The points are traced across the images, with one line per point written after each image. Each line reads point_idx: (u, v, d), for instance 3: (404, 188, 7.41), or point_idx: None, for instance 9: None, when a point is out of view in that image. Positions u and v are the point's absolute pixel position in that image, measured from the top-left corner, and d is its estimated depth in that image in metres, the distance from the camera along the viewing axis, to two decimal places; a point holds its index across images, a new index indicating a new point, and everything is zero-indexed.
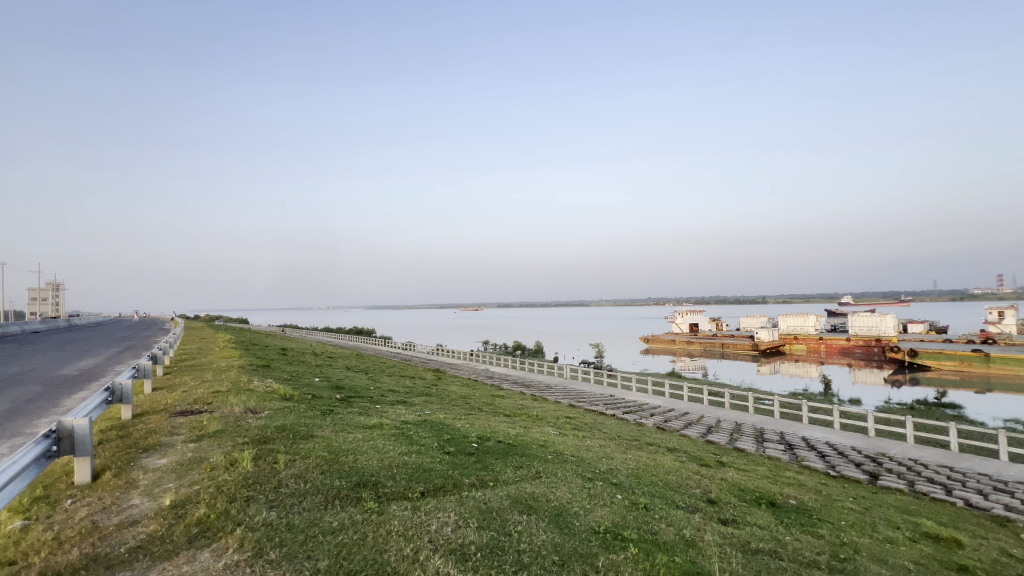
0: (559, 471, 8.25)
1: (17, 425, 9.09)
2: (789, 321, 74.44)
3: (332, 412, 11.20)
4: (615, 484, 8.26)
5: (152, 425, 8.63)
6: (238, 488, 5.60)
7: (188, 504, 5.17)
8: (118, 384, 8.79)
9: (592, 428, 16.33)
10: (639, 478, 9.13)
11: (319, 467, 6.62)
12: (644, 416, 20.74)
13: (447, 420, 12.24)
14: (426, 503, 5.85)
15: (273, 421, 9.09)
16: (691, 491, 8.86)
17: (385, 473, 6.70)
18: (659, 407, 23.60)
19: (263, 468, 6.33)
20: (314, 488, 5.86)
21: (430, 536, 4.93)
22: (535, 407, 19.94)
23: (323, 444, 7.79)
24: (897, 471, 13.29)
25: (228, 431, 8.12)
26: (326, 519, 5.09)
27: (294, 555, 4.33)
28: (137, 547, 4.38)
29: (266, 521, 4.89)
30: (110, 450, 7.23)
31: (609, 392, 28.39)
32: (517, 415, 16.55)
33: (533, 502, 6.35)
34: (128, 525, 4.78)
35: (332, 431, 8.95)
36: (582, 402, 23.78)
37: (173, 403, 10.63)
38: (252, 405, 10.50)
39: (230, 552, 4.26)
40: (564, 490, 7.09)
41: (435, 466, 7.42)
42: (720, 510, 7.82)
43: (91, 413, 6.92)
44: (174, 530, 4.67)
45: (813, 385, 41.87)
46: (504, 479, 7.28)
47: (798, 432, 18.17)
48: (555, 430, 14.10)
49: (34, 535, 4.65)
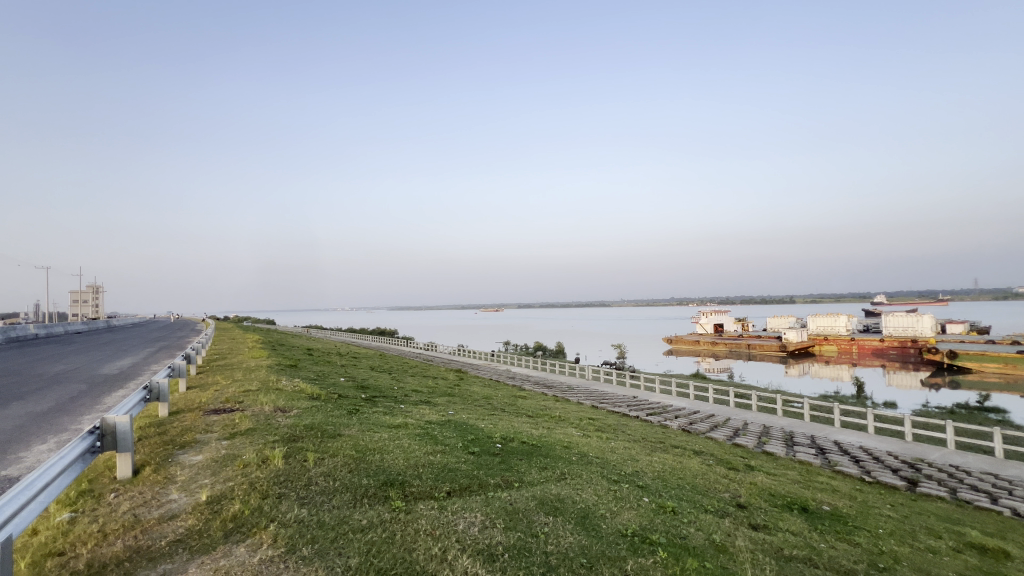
0: (584, 473, 8.20)
1: (63, 421, 9.55)
2: (819, 322, 72.31)
3: (358, 412, 11.37)
4: (642, 487, 8.14)
5: (188, 423, 8.93)
6: (270, 485, 5.73)
7: (223, 500, 5.32)
8: (156, 383, 9.12)
9: (616, 429, 16.19)
10: (665, 480, 9.01)
11: (347, 465, 6.73)
12: (668, 418, 20.44)
13: (471, 421, 12.27)
14: (452, 502, 5.89)
15: (301, 420, 9.25)
16: (719, 495, 8.69)
17: (412, 472, 6.77)
18: (684, 409, 23.23)
19: (294, 465, 6.48)
20: (343, 487, 5.96)
21: (458, 536, 4.95)
22: (558, 409, 19.84)
23: (351, 442, 7.93)
24: (937, 478, 12.74)
25: (259, 430, 8.32)
26: (355, 517, 5.16)
27: (325, 552, 4.41)
28: (176, 541, 4.53)
29: (298, 518, 4.99)
30: (149, 446, 7.52)
31: (632, 393, 28.16)
32: (540, 416, 16.48)
33: (559, 504, 6.32)
34: (168, 519, 4.95)
35: (358, 430, 9.08)
36: (605, 404, 23.59)
37: (207, 402, 10.96)
38: (282, 404, 10.74)
39: (265, 548, 4.37)
40: (589, 492, 7.04)
41: (460, 466, 7.46)
42: (750, 515, 7.64)
43: (132, 411, 7.20)
44: (211, 525, 4.80)
45: (845, 387, 40.63)
46: (530, 480, 7.26)
47: (830, 435, 17.58)
48: (579, 432, 13.99)
49: (81, 527, 4.85)
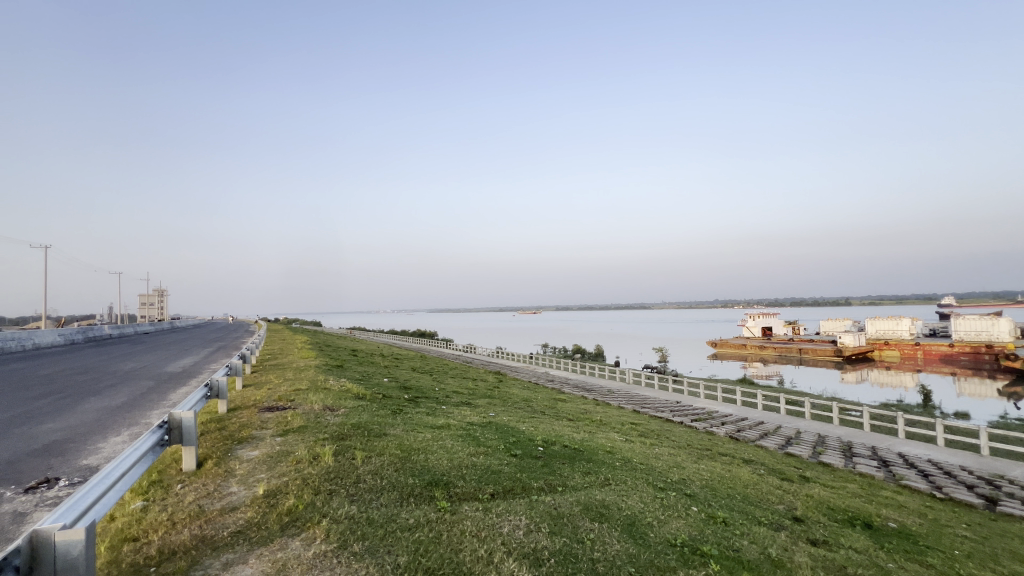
0: (629, 479, 8.02)
1: (134, 415, 10.29)
2: (878, 325, 67.88)
3: (402, 412, 11.66)
4: (689, 495, 7.88)
5: (245, 419, 9.41)
6: (322, 481, 5.94)
7: (279, 494, 5.55)
8: (216, 381, 9.65)
9: (660, 435, 15.75)
10: (714, 490, 8.67)
11: (393, 464, 6.88)
12: (714, 425, 19.71)
13: (512, 422, 12.30)
14: (496, 505, 5.89)
15: (349, 419, 9.55)
16: (773, 507, 8.28)
17: (456, 473, 6.83)
18: (730, 415, 22.31)
19: (343, 463, 6.68)
20: (390, 485, 6.09)
21: (503, 539, 4.94)
22: (599, 412, 19.56)
23: (395, 442, 8.10)
24: (1020, 497, 11.65)
25: (310, 427, 8.65)
26: (403, 515, 5.25)
27: (375, 549, 4.50)
28: (238, 532, 4.76)
29: (348, 514, 5.14)
30: (211, 440, 7.97)
31: (675, 398, 27.39)
32: (580, 420, 16.30)
33: (605, 510, 6.20)
34: (229, 511, 5.22)
35: (403, 429, 9.29)
36: (647, 408, 23.04)
37: (262, 399, 11.54)
38: (330, 403, 11.13)
39: (318, 543, 4.51)
40: (635, 499, 6.88)
41: (503, 468, 7.46)
42: (809, 530, 7.24)
43: (195, 407, 7.65)
44: (268, 518, 5.02)
45: (910, 396, 37.98)
46: (573, 485, 7.18)
47: (893, 447, 16.42)
48: (621, 436, 13.73)
49: (153, 515, 5.19)
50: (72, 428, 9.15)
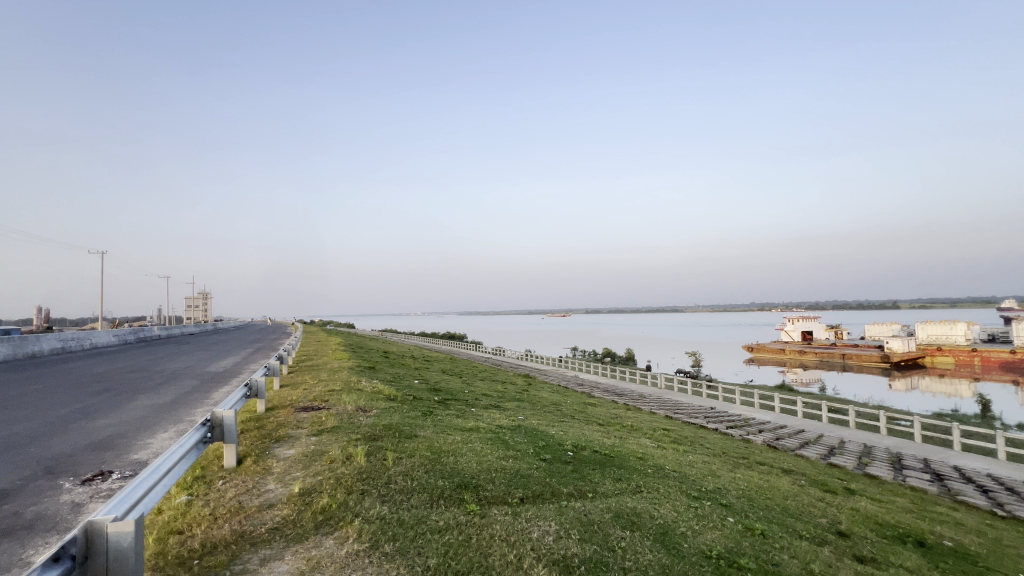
0: (661, 487, 7.82)
1: (180, 413, 10.79)
2: (929, 330, 64.12)
3: (432, 414, 11.78)
4: (725, 505, 7.62)
5: (282, 419, 9.72)
6: (354, 481, 6.05)
7: (313, 493, 5.69)
8: (255, 381, 10.00)
9: (693, 442, 15.32)
10: (751, 500, 8.35)
11: (423, 466, 6.94)
12: (751, 432, 19.02)
13: (541, 426, 12.24)
14: (526, 509, 5.85)
15: (381, 420, 9.73)
16: (816, 520, 7.91)
17: (485, 476, 6.83)
18: (769, 423, 21.46)
19: (375, 463, 6.79)
20: (420, 487, 6.15)
21: (533, 544, 4.90)
22: (629, 417, 19.21)
23: (425, 444, 8.18)
24: None
25: (344, 428, 8.85)
26: (433, 517, 5.29)
27: (406, 550, 4.54)
28: (274, 528, 4.91)
29: (380, 515, 5.21)
30: (250, 439, 8.27)
31: (709, 404, 26.63)
32: (610, 424, 16.06)
33: (636, 518, 6.06)
34: (266, 508, 5.38)
35: (433, 431, 9.38)
36: (680, 414, 22.48)
37: (298, 399, 11.90)
38: (363, 403, 11.38)
39: (350, 542, 4.60)
40: (668, 508, 6.70)
41: (532, 473, 7.42)
42: (855, 546, 6.88)
43: (235, 406, 7.94)
44: (303, 515, 5.15)
45: (965, 405, 35.74)
46: (604, 491, 7.06)
47: (947, 460, 15.42)
48: (653, 443, 13.45)
49: (196, 510, 5.41)
50: (125, 423, 9.70)
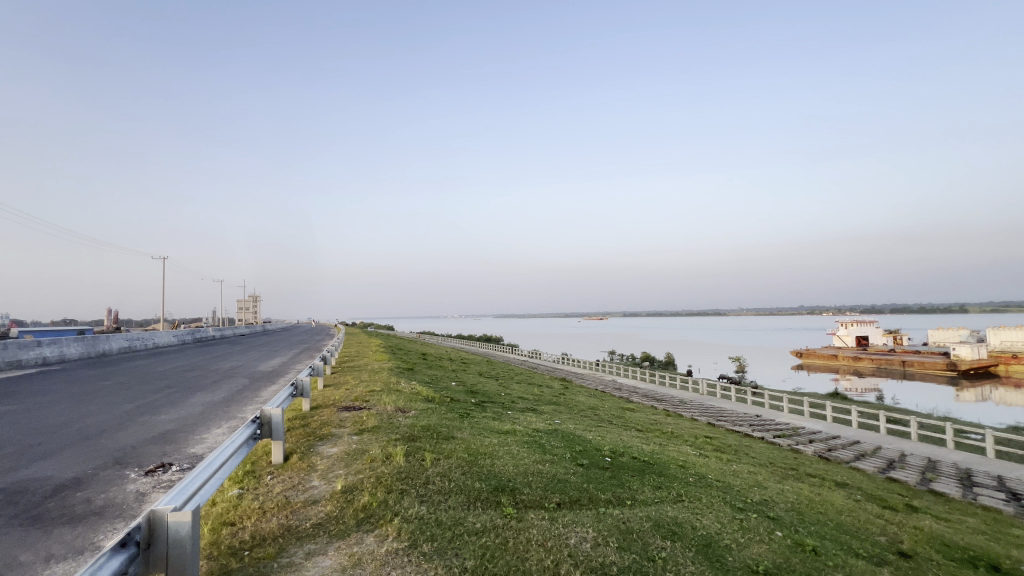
0: (704, 497, 7.55)
1: (232, 410, 11.34)
2: (1003, 337, 59.06)
3: (469, 415, 11.89)
4: (772, 518, 7.27)
5: (325, 417, 10.06)
6: (394, 480, 6.17)
7: (355, 490, 5.85)
8: (301, 381, 10.38)
9: (738, 451, 14.74)
10: (801, 514, 7.93)
11: (460, 467, 7.00)
12: (801, 442, 18.07)
13: (578, 431, 12.13)
14: (563, 514, 5.79)
15: (419, 421, 9.92)
16: (873, 538, 7.42)
17: (522, 480, 6.82)
18: (820, 433, 20.32)
19: (413, 464, 6.91)
20: (457, 488, 6.21)
21: (571, 551, 4.84)
22: (669, 424, 18.69)
23: (463, 445, 8.26)
24: None
25: (383, 428, 9.07)
26: (470, 519, 5.32)
27: (444, 551, 4.59)
28: (319, 524, 5.07)
29: (418, 514, 5.29)
30: (296, 436, 8.62)
31: (755, 412, 25.52)
32: (650, 431, 15.69)
33: (677, 528, 5.88)
34: (311, 503, 5.58)
35: (470, 433, 9.45)
36: (723, 421, 21.67)
37: (341, 399, 12.30)
38: (402, 404, 11.64)
39: (390, 540, 4.69)
40: (711, 519, 6.46)
41: (569, 478, 7.33)
42: (918, 568, 6.39)
43: (282, 404, 8.29)
44: (346, 512, 5.31)
45: None
46: (643, 499, 6.89)
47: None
48: (694, 450, 13.03)
49: (246, 503, 5.68)
50: (183, 419, 10.30)
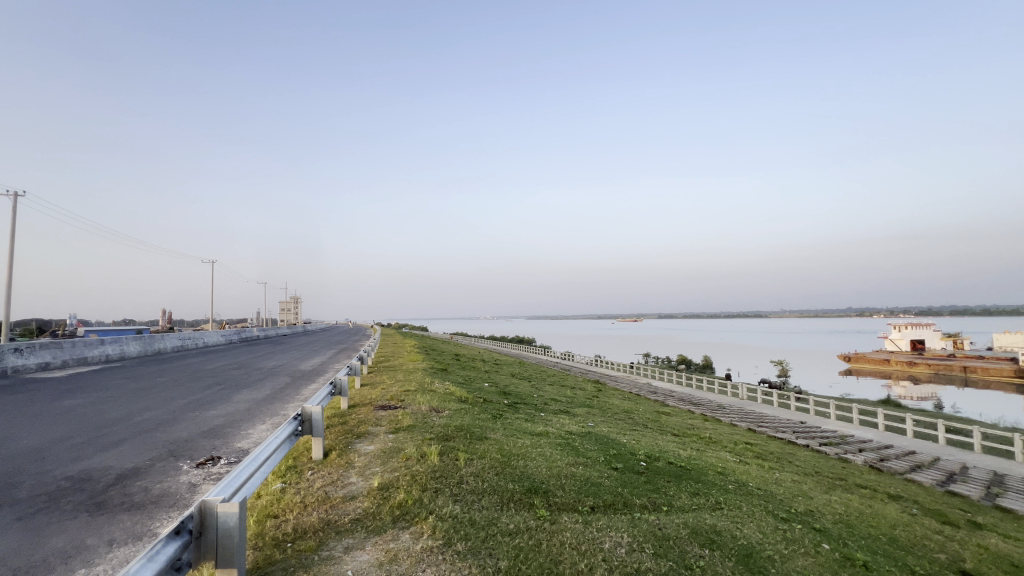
0: (744, 505, 7.29)
1: (275, 407, 11.79)
2: None
3: (502, 416, 11.93)
4: (818, 530, 6.95)
5: (362, 416, 10.32)
6: (428, 479, 6.26)
7: (391, 488, 5.98)
8: (339, 380, 10.67)
9: (780, 458, 14.14)
10: (850, 527, 7.53)
11: (493, 468, 7.04)
12: (849, 451, 17.15)
13: (611, 434, 11.95)
14: (597, 518, 5.71)
15: (452, 421, 10.04)
16: (931, 555, 6.97)
17: (555, 482, 6.78)
18: (871, 441, 19.24)
19: (448, 463, 6.99)
20: (490, 488, 6.24)
21: (605, 555, 4.77)
22: (707, 429, 18.15)
23: (496, 446, 8.30)
24: None
25: (418, 427, 9.22)
26: (503, 520, 5.34)
27: (477, 550, 4.62)
28: (356, 519, 5.21)
29: (452, 513, 5.34)
30: (335, 433, 8.90)
31: (799, 418, 24.44)
32: (686, 435, 15.29)
33: (716, 537, 5.70)
34: (349, 499, 5.74)
35: (503, 434, 9.49)
36: (764, 427, 20.86)
37: (377, 398, 12.59)
38: (436, 404, 11.80)
39: (425, 537, 4.76)
40: (752, 528, 6.23)
41: (603, 481, 7.23)
42: None
43: (322, 402, 8.58)
44: (382, 509, 5.43)
45: None
46: (680, 506, 6.71)
47: None
48: (734, 457, 12.61)
49: (289, 497, 5.90)
50: (230, 415, 10.81)
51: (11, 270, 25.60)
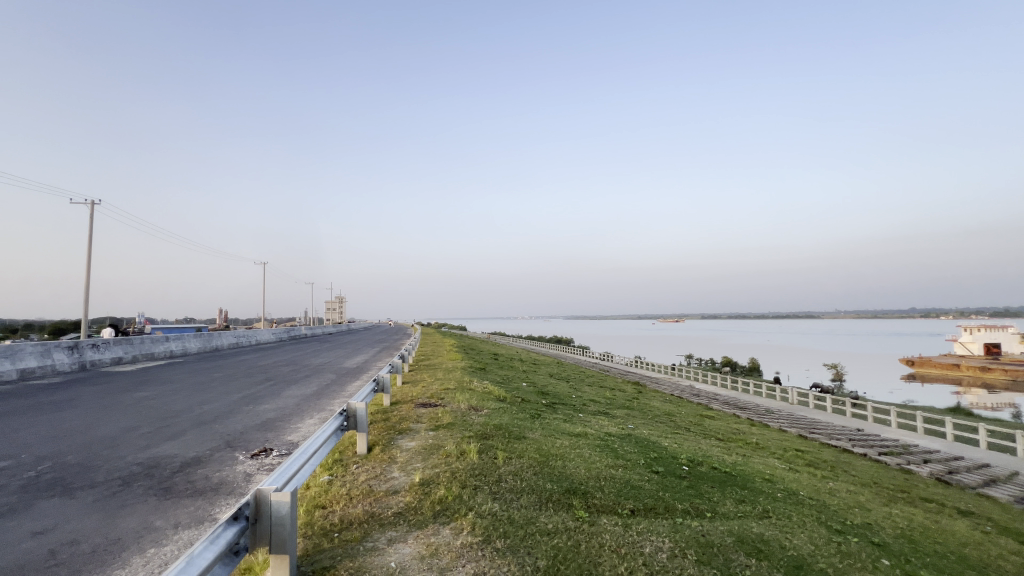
0: (794, 514, 6.96)
1: (322, 403, 12.25)
2: None
3: (541, 416, 11.93)
4: (877, 544, 6.55)
5: (404, 413, 10.60)
6: (468, 476, 6.36)
7: (431, 484, 6.12)
8: (381, 377, 10.99)
9: (834, 467, 13.40)
10: (913, 542, 7.03)
11: (532, 467, 7.06)
12: (913, 462, 16.00)
13: (652, 437, 11.73)
14: (637, 522, 5.62)
15: (491, 419, 10.16)
16: None
17: (594, 484, 6.72)
18: (938, 452, 17.84)
19: (486, 461, 7.07)
20: (529, 487, 6.26)
21: (645, 560, 4.69)
22: (754, 434, 17.44)
23: (534, 445, 8.32)
24: None
25: (458, 425, 9.38)
26: (542, 519, 5.35)
27: (516, 548, 4.66)
28: (398, 513, 5.36)
29: (492, 511, 5.40)
30: (379, 429, 9.18)
31: (855, 425, 23.05)
32: (732, 440, 14.77)
33: (763, 546, 5.49)
34: (392, 493, 5.92)
35: (541, 434, 9.50)
36: (817, 434, 19.79)
37: (418, 396, 12.87)
38: (475, 403, 11.96)
39: (465, 533, 4.85)
40: (803, 539, 5.95)
41: (643, 484, 7.11)
42: None
43: (366, 398, 8.87)
44: (423, 504, 5.57)
45: None
46: (724, 513, 6.50)
47: None
48: (783, 464, 12.05)
49: (335, 489, 6.15)
50: (282, 409, 11.37)
51: (88, 273, 27.97)
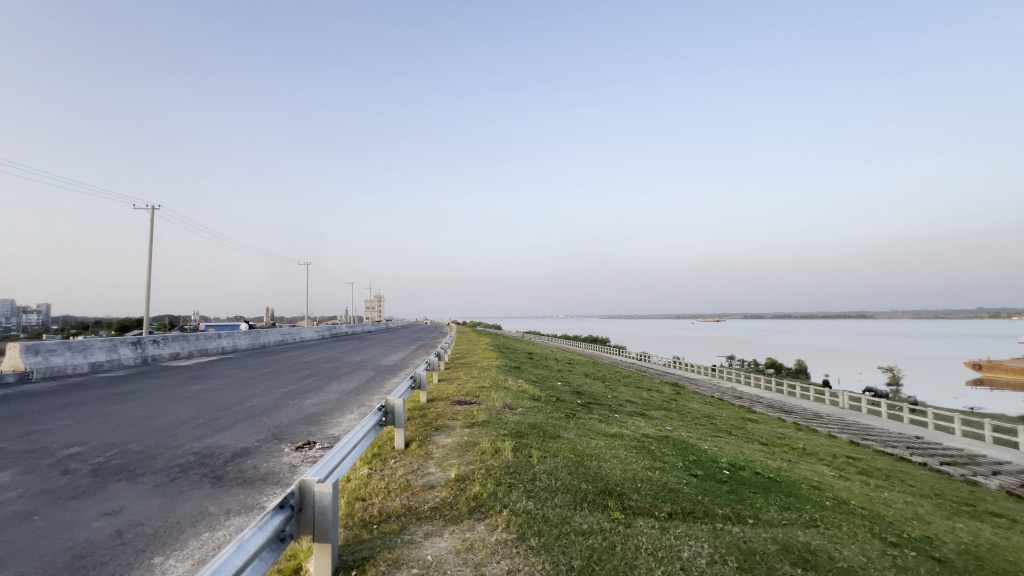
0: (845, 525, 6.61)
1: (360, 399, 12.55)
2: None
3: (576, 416, 11.83)
4: (938, 559, 6.14)
5: (440, 410, 10.78)
6: (503, 474, 6.40)
7: (467, 480, 6.20)
8: (418, 375, 11.20)
9: (889, 476, 12.62)
10: (979, 560, 6.53)
11: (566, 467, 7.01)
12: (980, 473, 14.83)
13: (691, 439, 11.42)
14: (675, 526, 5.49)
15: (525, 418, 10.18)
16: None
17: (630, 485, 6.62)
18: (1010, 464, 16.47)
19: (521, 459, 7.09)
20: (564, 487, 6.23)
21: (683, 564, 4.59)
22: (800, 439, 16.69)
23: (568, 445, 8.25)
24: None
25: (492, 423, 9.44)
26: (576, 519, 5.32)
27: (551, 547, 4.65)
28: (435, 508, 5.47)
29: (526, 509, 5.42)
30: (415, 425, 9.37)
31: (915, 432, 21.60)
32: (777, 445, 14.17)
33: (810, 556, 5.24)
34: (428, 488, 6.04)
35: (576, 434, 9.44)
36: (871, 441, 18.66)
37: (454, 393, 13.06)
38: (509, 401, 12.02)
39: (499, 530, 4.88)
40: (853, 550, 5.64)
41: (681, 488, 6.94)
42: None
43: (403, 395, 9.07)
44: (459, 500, 5.65)
45: None
46: (768, 519, 6.25)
47: None
48: (832, 471, 11.46)
49: (375, 482, 6.34)
50: (323, 404, 11.76)
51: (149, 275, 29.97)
